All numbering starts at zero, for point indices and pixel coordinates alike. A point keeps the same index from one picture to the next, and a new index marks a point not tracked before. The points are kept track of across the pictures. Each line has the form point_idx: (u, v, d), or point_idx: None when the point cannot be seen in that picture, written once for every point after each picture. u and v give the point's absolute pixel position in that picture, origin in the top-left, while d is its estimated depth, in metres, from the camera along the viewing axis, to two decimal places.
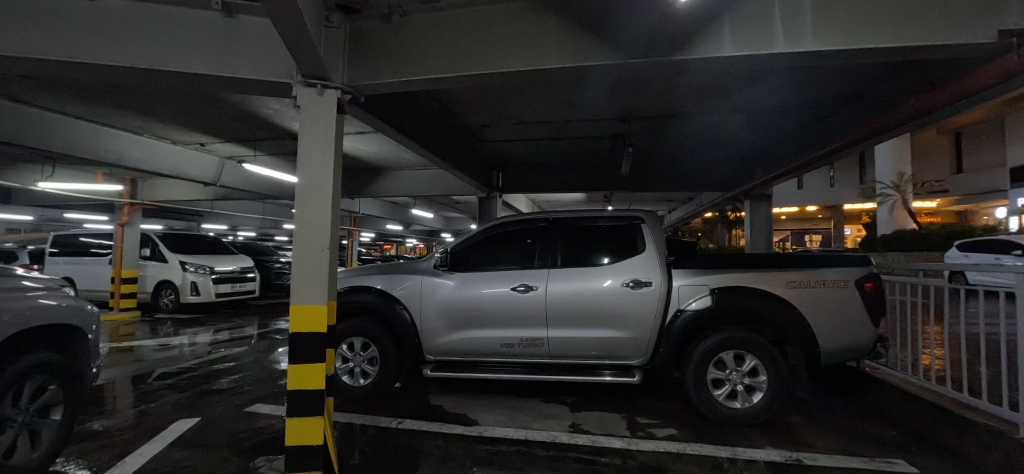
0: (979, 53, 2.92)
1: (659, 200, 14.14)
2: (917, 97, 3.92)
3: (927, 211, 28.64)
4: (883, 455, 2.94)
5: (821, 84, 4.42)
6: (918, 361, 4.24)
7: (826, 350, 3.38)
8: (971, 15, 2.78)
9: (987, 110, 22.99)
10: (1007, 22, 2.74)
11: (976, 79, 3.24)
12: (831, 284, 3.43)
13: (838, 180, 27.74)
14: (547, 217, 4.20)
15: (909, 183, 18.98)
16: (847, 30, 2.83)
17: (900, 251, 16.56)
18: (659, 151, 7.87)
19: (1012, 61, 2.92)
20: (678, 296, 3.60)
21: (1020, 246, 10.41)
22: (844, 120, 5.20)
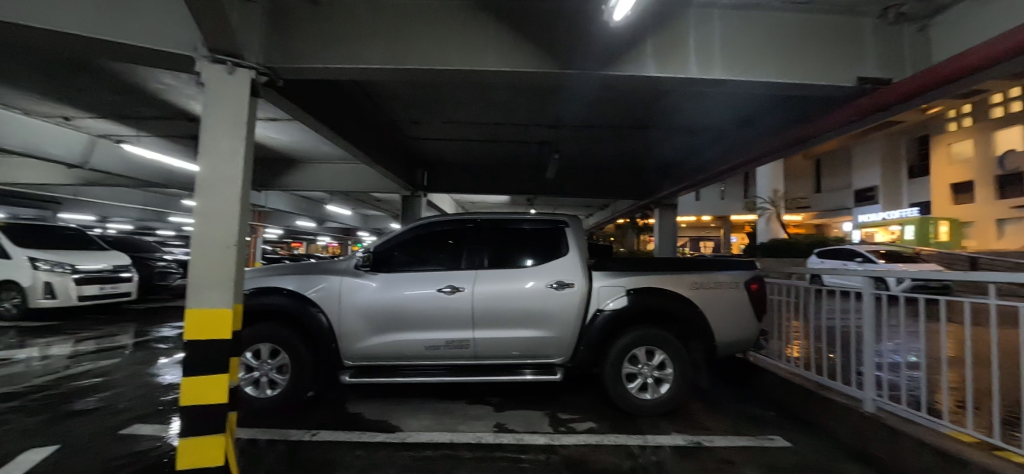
0: (844, 93, 3.51)
1: (580, 205, 14.91)
2: (796, 127, 4.60)
3: (795, 223, 33.80)
4: (763, 433, 3.48)
5: (723, 107, 4.98)
6: (788, 352, 5.00)
7: (721, 344, 3.82)
8: (839, 62, 3.35)
9: (840, 141, 27.88)
10: (864, 71, 3.36)
11: (839, 116, 3.90)
12: (724, 285, 3.89)
13: (728, 195, 31.70)
14: (474, 218, 4.23)
15: (782, 198, 22.51)
16: (748, 64, 3.25)
17: (775, 257, 19.36)
18: (583, 159, 8.31)
19: (864, 104, 3.60)
20: (599, 296, 3.81)
21: (861, 254, 12.75)
22: (737, 142, 5.91)
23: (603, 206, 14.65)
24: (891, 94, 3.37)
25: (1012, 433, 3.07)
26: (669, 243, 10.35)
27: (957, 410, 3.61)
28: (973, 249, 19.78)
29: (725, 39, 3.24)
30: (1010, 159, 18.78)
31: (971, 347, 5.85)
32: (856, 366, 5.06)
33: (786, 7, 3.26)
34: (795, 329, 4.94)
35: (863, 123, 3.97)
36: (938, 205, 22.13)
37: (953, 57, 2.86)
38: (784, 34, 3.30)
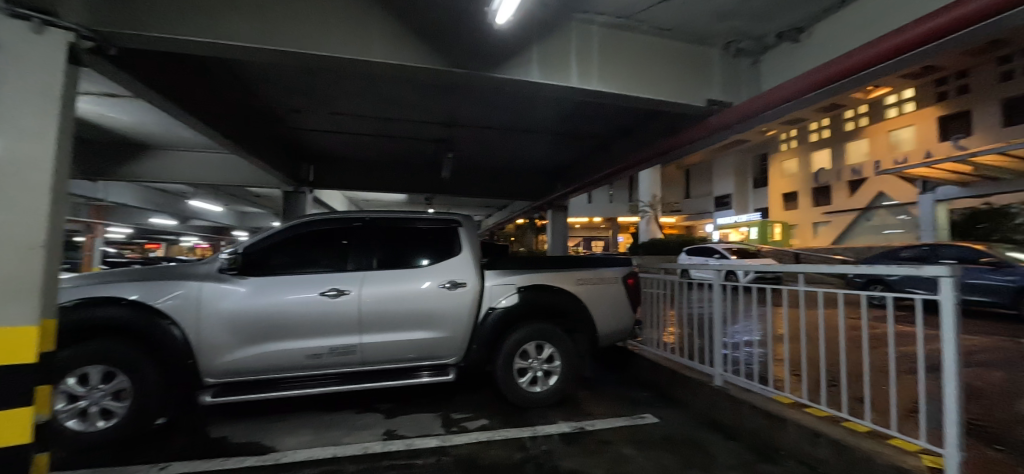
0: (698, 111, 4.08)
1: (479, 205, 15.10)
2: (662, 139, 5.22)
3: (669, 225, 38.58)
4: (637, 413, 3.85)
5: (605, 117, 5.44)
6: (666, 339, 5.46)
7: (602, 334, 4.16)
8: (696, 85, 3.88)
9: (704, 155, 32.36)
10: (713, 93, 3.93)
11: (693, 131, 4.51)
12: (606, 281, 4.24)
13: (616, 198, 34.89)
14: (363, 216, 4.01)
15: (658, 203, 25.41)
16: (622, 80, 3.60)
17: (653, 254, 21.82)
18: (480, 160, 8.39)
19: (712, 123, 4.24)
20: (491, 295, 3.88)
21: (717, 251, 15.04)
22: (618, 150, 6.51)
23: (501, 207, 14.98)
24: (731, 115, 4.02)
25: (813, 393, 3.87)
26: (560, 242, 11.06)
27: (779, 377, 4.44)
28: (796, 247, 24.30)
29: (604, 55, 3.53)
30: (821, 175, 23.57)
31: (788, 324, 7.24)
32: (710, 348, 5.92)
33: (653, 32, 3.65)
34: (671, 319, 5.39)
35: (712, 138, 4.66)
36: (774, 211, 26.72)
37: (777, 88, 3.53)
38: (653, 56, 3.72)
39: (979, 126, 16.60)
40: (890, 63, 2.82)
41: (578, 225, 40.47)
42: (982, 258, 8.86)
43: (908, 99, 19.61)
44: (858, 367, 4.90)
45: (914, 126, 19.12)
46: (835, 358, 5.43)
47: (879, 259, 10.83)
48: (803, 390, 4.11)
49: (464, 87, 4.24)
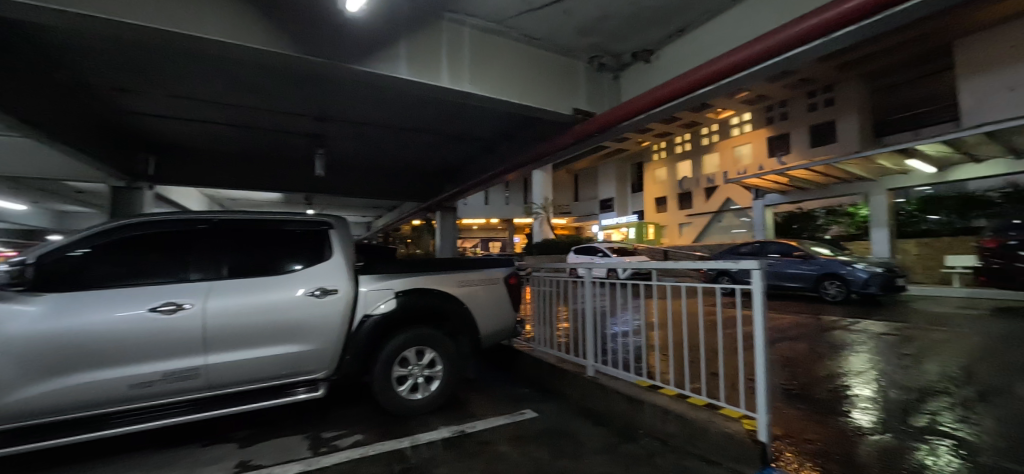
0: (564, 120, 4.38)
1: (365, 206, 14.36)
2: (538, 145, 5.49)
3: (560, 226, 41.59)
4: (518, 409, 3.98)
5: (487, 121, 5.53)
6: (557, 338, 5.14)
7: (484, 335, 4.20)
8: (563, 93, 4.18)
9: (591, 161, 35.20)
10: (578, 103, 4.29)
11: (563, 139, 4.79)
12: (487, 282, 4.31)
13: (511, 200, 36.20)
14: (212, 217, 3.48)
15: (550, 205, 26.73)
16: (490, 83, 3.77)
17: (545, 254, 23.03)
18: (362, 157, 7.96)
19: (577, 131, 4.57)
20: (367, 301, 3.65)
21: (599, 251, 16.79)
22: (501, 154, 6.69)
23: (390, 208, 14.45)
24: (592, 126, 4.38)
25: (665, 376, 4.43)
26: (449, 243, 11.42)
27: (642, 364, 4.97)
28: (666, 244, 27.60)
29: (473, 57, 3.64)
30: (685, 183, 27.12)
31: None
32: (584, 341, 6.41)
33: (522, 40, 3.85)
34: (563, 314, 5.09)
35: (581, 145, 5.04)
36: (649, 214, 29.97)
37: (630, 102, 3.94)
38: (521, 63, 3.94)
39: (795, 146, 20.57)
40: (716, 85, 3.38)
41: (476, 226, 40.65)
42: (794, 251, 10.97)
43: (747, 121, 23.45)
44: (701, 347, 5.75)
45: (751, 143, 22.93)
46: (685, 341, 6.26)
47: (725, 255, 12.78)
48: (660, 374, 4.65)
49: (333, 79, 3.97)
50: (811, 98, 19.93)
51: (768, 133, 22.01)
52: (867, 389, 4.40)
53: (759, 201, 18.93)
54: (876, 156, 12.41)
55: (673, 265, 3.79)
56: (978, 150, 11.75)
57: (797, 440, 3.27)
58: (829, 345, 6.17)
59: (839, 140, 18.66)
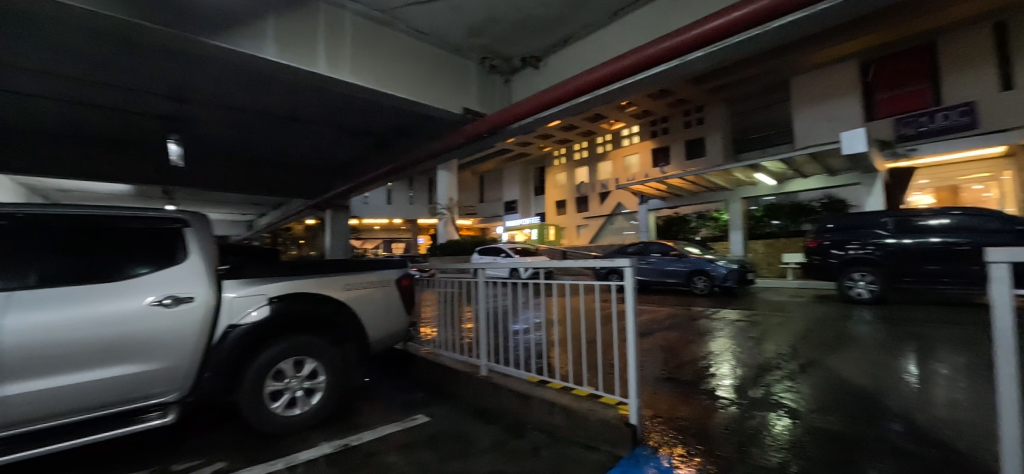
0: (456, 118, 4.62)
1: (243, 203, 12.89)
2: (431, 142, 5.51)
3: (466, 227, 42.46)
4: (409, 415, 3.87)
5: (380, 117, 5.32)
6: (464, 340, 4.90)
7: (373, 341, 3.99)
8: (452, 92, 4.35)
9: (496, 163, 36.07)
10: (468, 103, 4.49)
11: (456, 136, 4.89)
12: (377, 284, 4.11)
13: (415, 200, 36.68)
14: (10, 211, 2.70)
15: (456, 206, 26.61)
16: (374, 72, 3.73)
17: (449, 254, 23.13)
18: (234, 146, 7.08)
19: (469, 130, 4.66)
20: (230, 310, 3.22)
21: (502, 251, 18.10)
22: (396, 151, 6.50)
23: (274, 206, 13.19)
24: (482, 126, 4.47)
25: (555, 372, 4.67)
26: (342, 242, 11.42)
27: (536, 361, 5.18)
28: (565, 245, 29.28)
29: (356, 45, 3.61)
30: (581, 187, 29.08)
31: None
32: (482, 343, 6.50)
33: (409, 32, 3.82)
34: (468, 315, 4.84)
35: (475, 145, 5.12)
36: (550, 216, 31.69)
37: (516, 105, 4.06)
38: (407, 58, 3.97)
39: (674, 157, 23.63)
40: (594, 95, 3.67)
41: (379, 226, 39.12)
42: (670, 251, 12.44)
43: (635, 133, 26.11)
44: (589, 341, 6.22)
45: (638, 153, 25.61)
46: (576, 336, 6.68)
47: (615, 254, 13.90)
48: (551, 369, 4.88)
49: (191, 55, 3.47)
50: (686, 117, 23.10)
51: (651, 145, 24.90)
52: (725, 368, 5.14)
53: (642, 205, 20.78)
54: (732, 170, 14.64)
55: (562, 264, 3.99)
56: (804, 169, 14.86)
57: (666, 418, 3.68)
58: (694, 332, 7.07)
59: (706, 154, 21.90)
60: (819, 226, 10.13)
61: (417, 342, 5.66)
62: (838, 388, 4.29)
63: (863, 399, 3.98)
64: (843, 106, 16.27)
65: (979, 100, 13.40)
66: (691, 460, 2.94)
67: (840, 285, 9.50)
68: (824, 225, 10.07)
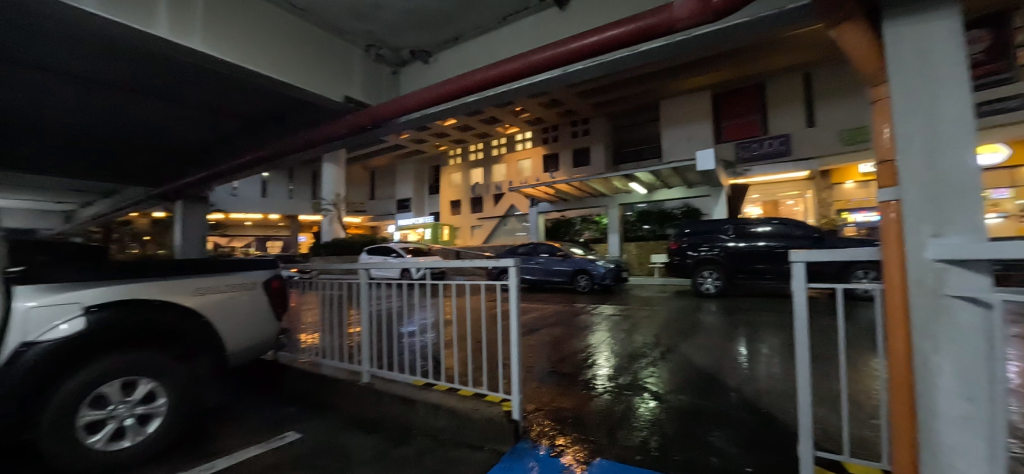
0: (338, 106, 4.31)
1: (52, 188, 10.25)
2: (306, 130, 4.98)
3: (354, 225, 40.01)
4: (278, 433, 3.49)
5: (245, 99, 4.64)
6: (346, 346, 4.47)
7: (233, 352, 3.48)
8: (333, 78, 4.04)
9: (390, 158, 34.47)
10: (350, 91, 4.23)
11: (336, 127, 4.42)
12: (239, 288, 3.58)
13: (295, 194, 33.88)
14: None
15: (343, 202, 24.81)
16: (237, 47, 3.32)
17: (335, 253, 21.63)
18: (35, 115, 5.56)
19: (351, 121, 4.28)
20: (27, 324, 2.55)
21: (393, 251, 17.65)
22: (267, 138, 5.77)
23: (101, 194, 10.76)
24: (365, 117, 4.13)
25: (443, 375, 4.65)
26: (197, 239, 10.03)
27: (424, 364, 5.10)
28: (460, 245, 29.33)
29: (213, 13, 3.17)
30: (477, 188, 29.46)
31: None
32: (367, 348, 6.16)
33: (282, 5, 3.45)
34: (353, 319, 4.42)
35: (361, 137, 4.82)
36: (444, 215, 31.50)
37: (403, 97, 3.83)
38: (279, 37, 3.60)
39: (562, 165, 25.22)
40: (485, 95, 3.96)
41: (249, 221, 34.58)
42: (557, 251, 13.34)
43: (528, 138, 27.28)
44: (481, 341, 6.32)
45: (530, 159, 26.85)
46: (466, 336, 6.71)
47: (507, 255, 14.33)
48: (439, 371, 4.83)
49: None
50: (574, 127, 24.89)
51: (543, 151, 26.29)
52: (603, 358, 5.65)
53: (533, 208, 21.82)
54: (612, 179, 16.20)
55: (452, 264, 3.96)
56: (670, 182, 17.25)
57: (549, 410, 3.91)
58: (577, 327, 7.63)
59: (591, 163, 23.95)
60: (678, 231, 11.75)
61: (290, 351, 5.08)
62: (688, 370, 5.03)
63: (708, 379, 4.69)
64: (698, 129, 19.21)
65: (791, 134, 17.02)
66: (569, 447, 3.13)
67: (695, 281, 11.16)
68: (682, 230, 11.72)
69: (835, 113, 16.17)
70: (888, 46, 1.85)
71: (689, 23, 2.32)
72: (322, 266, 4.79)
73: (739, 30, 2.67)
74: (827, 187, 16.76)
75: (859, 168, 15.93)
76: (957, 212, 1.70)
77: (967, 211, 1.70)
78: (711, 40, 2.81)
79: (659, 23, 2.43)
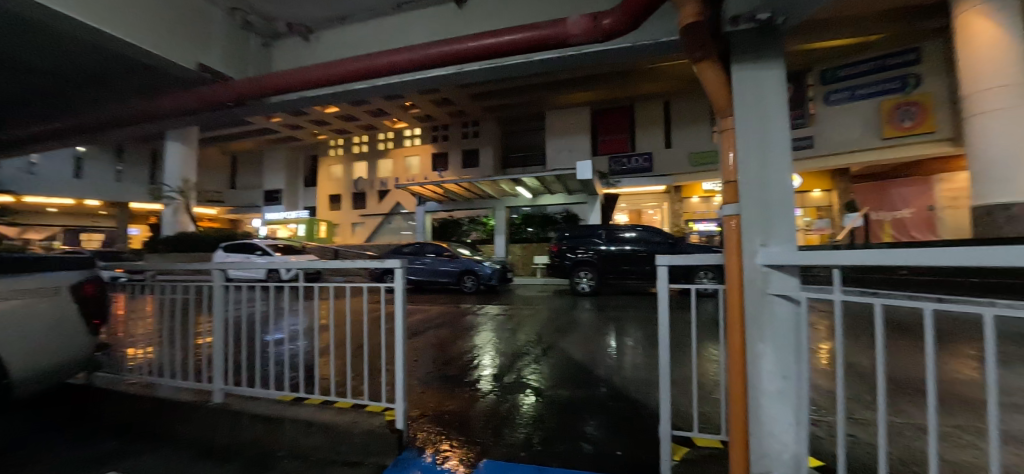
0: (188, 74, 3.58)
1: None
2: (141, 101, 4.00)
3: (207, 217, 34.20)
4: None
5: (37, 54, 3.47)
6: (190, 361, 3.66)
7: (24, 377, 2.67)
8: (181, 40, 3.35)
9: (256, 142, 30.21)
10: (206, 59, 3.54)
11: (185, 99, 3.61)
12: (34, 293, 2.77)
13: (124, 176, 27.50)
14: None
15: (192, 189, 21.08)
16: None
17: (180, 251, 18.40)
18: None
19: (205, 94, 3.52)
20: None
21: (258, 248, 15.53)
22: (79, 105, 4.52)
23: None
24: (225, 91, 3.42)
25: (316, 386, 4.23)
26: None
27: (294, 376, 4.57)
28: (340, 243, 27.21)
29: None
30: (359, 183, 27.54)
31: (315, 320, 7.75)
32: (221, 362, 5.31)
33: None
34: (204, 327, 3.68)
35: (220, 114, 4.06)
36: (320, 210, 28.77)
37: (274, 74, 3.25)
38: None
39: (451, 164, 25.10)
40: (373, 85, 3.69)
41: (52, 207, 27.08)
42: (444, 252, 13.18)
43: (417, 135, 26.45)
44: (359, 346, 5.92)
45: (419, 156, 26.12)
46: (344, 341, 6.22)
47: (392, 254, 13.72)
48: (312, 382, 4.38)
49: None
50: (465, 128, 24.98)
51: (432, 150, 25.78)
52: (488, 359, 5.72)
53: (420, 206, 21.19)
54: (499, 182, 16.65)
55: (329, 265, 3.58)
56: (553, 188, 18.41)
57: (434, 415, 3.79)
58: (463, 328, 7.65)
59: (479, 165, 24.32)
60: (559, 234, 12.61)
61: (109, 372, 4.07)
62: (566, 365, 5.40)
63: (583, 371, 5.09)
64: (577, 141, 20.95)
65: (652, 152, 19.65)
66: (454, 452, 3.07)
67: (573, 281, 12.07)
68: (562, 233, 12.61)
69: (685, 138, 19.14)
70: (734, 85, 2.23)
71: (581, 40, 2.47)
72: (156, 265, 3.86)
73: (620, 54, 2.96)
74: (677, 201, 19.75)
75: (703, 185, 19.11)
76: (777, 224, 2.12)
77: (782, 223, 2.13)
78: (600, 59, 3.04)
79: (553, 36, 2.51)
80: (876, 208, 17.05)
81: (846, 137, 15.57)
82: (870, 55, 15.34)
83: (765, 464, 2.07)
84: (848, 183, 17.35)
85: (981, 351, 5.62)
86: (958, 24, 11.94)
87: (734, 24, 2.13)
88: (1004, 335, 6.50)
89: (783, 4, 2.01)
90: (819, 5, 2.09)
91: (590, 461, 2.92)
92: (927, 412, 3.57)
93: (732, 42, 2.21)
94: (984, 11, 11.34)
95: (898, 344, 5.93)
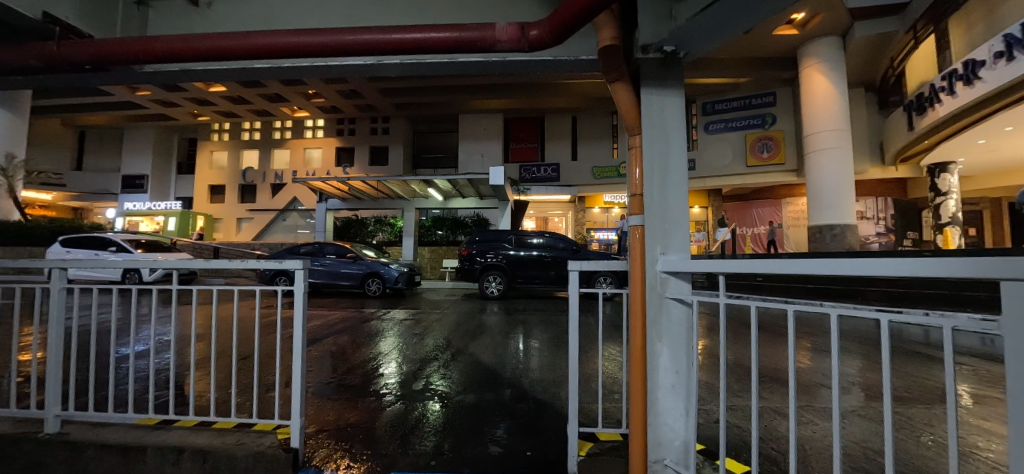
0: (28, 24, 2.89)
1: None
2: None
3: (40, 203, 27.74)
4: None
5: None
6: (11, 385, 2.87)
7: None
8: None
9: (111, 117, 25.26)
10: (58, 10, 2.93)
11: (17, 54, 2.85)
12: None
13: None
14: None
15: (20, 168, 16.91)
16: None
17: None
18: None
19: (49, 51, 2.82)
20: None
21: (113, 243, 12.94)
22: None
23: None
24: (83, 51, 2.79)
25: (190, 405, 3.67)
26: None
27: (158, 395, 3.89)
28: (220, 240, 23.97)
29: None
30: (248, 173, 24.54)
31: (186, 329, 6.71)
32: (53, 384, 4.33)
33: None
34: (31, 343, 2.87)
35: (66, 77, 3.30)
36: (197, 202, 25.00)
37: (149, 38, 2.74)
38: None
39: (358, 160, 23.71)
40: (275, 65, 3.33)
41: None
42: (346, 253, 12.38)
43: (320, 126, 24.43)
44: (241, 357, 5.25)
45: (322, 148, 24.20)
46: (225, 352, 5.47)
47: (284, 255, 12.49)
48: (184, 401, 3.78)
49: None
50: (374, 124, 23.79)
51: (337, 143, 24.07)
52: (391, 367, 5.43)
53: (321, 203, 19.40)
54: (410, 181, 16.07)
55: (211, 265, 3.10)
56: (465, 192, 18.35)
57: (332, 429, 3.50)
58: (364, 335, 7.23)
59: (388, 164, 23.33)
60: (469, 238, 12.69)
61: None
62: (477, 369, 5.39)
63: (490, 375, 5.12)
64: (490, 146, 21.23)
65: (560, 163, 20.73)
66: (356, 468, 2.85)
67: (481, 285, 12.21)
68: (473, 237, 12.70)
69: (589, 152, 20.54)
70: (643, 106, 2.45)
71: (507, 47, 2.53)
72: None
73: (539, 66, 3.07)
74: (581, 210, 21.10)
75: (603, 197, 20.76)
76: (673, 236, 2.38)
77: (676, 234, 2.39)
78: (521, 69, 3.13)
79: (480, 39, 2.50)
80: (740, 224, 20.11)
81: (719, 163, 18.09)
82: (739, 94, 18.14)
83: (659, 452, 2.29)
84: (721, 202, 20.56)
85: (809, 343, 6.93)
86: (802, 77, 14.75)
87: (644, 53, 2.38)
88: (824, 330, 8.10)
89: (683, 40, 2.28)
90: (712, 45, 2.41)
91: (497, 465, 2.93)
92: (776, 396, 4.27)
93: (642, 67, 2.45)
94: (819, 70, 14.19)
95: (753, 339, 7.02)
